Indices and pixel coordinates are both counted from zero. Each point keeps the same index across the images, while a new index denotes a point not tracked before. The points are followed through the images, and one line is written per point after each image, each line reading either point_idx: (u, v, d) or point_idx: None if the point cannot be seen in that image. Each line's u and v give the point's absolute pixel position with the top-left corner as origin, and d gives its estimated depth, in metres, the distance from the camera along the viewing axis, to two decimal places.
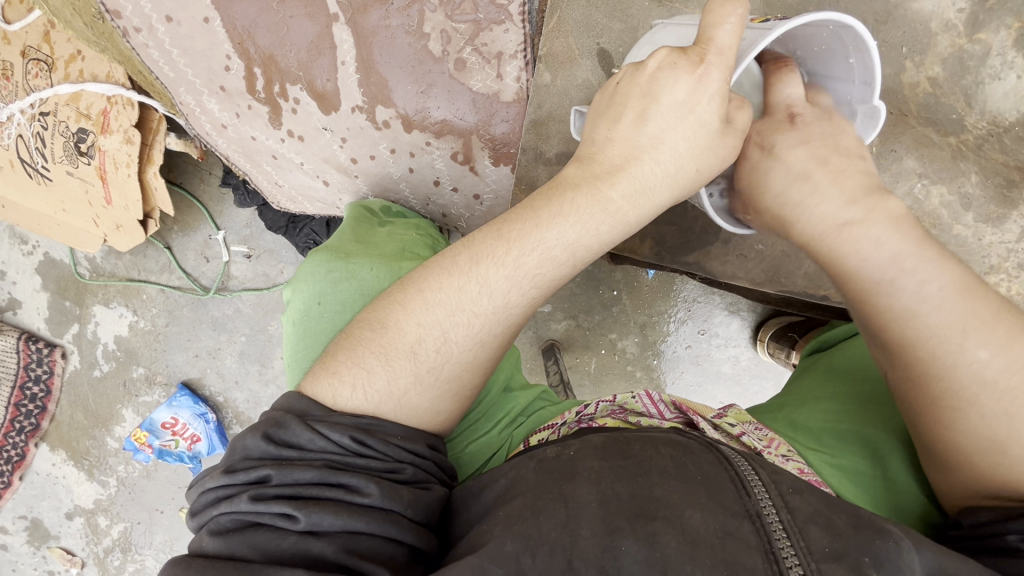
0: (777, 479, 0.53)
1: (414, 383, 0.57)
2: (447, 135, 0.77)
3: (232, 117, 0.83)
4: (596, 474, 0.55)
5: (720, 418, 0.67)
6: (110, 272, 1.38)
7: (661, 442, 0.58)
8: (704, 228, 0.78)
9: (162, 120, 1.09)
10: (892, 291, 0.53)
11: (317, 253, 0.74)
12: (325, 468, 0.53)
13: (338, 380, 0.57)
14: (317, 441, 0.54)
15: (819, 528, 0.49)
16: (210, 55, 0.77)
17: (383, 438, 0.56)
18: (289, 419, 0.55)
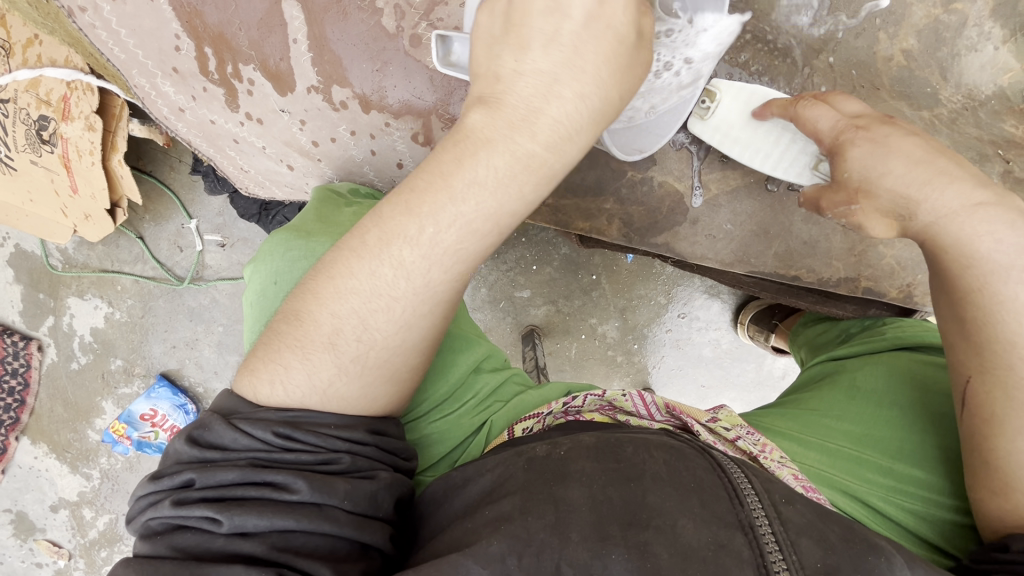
0: (770, 487, 0.53)
1: (353, 377, 0.56)
2: (406, 116, 0.75)
3: (188, 100, 0.80)
4: (588, 477, 0.54)
5: (713, 421, 0.64)
6: (82, 264, 1.36)
7: (653, 445, 0.57)
8: (672, 209, 0.76)
9: (125, 106, 1.06)
10: (998, 285, 0.55)
11: (278, 234, 0.72)
12: (250, 466, 0.53)
13: (286, 369, 0.56)
14: (241, 440, 0.54)
15: (811, 541, 0.48)
16: (159, 34, 0.74)
17: (311, 429, 0.55)
18: (212, 420, 0.55)
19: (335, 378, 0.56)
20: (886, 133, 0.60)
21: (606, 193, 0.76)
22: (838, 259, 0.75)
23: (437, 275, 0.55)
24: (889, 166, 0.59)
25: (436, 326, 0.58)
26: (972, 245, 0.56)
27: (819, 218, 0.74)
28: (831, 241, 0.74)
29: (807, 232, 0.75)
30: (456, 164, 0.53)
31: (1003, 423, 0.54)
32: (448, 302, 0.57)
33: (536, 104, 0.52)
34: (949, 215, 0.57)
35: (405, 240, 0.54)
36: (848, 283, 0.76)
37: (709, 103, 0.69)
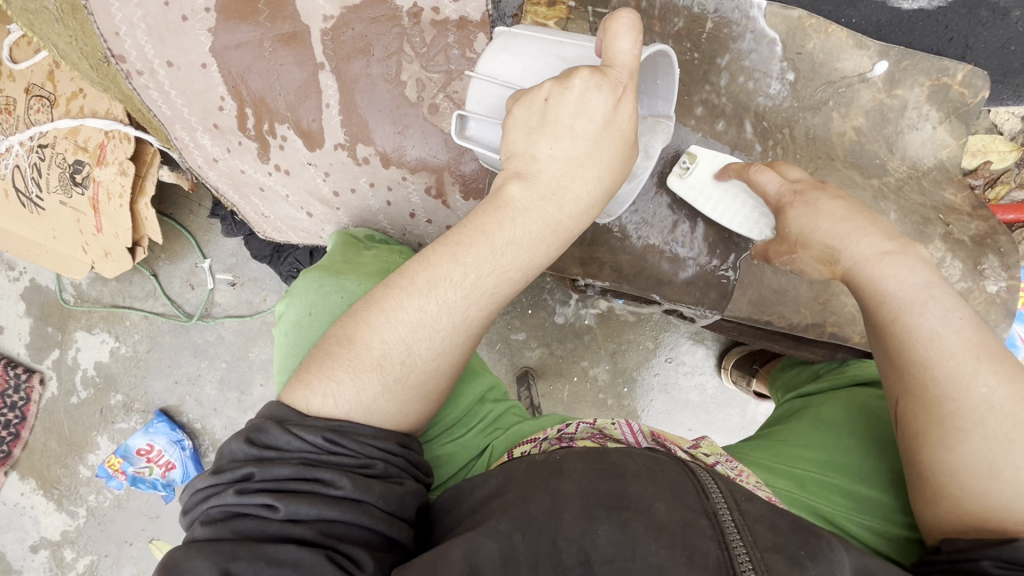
0: (733, 487, 0.59)
1: (382, 392, 0.61)
2: (421, 171, 0.84)
3: (223, 152, 0.89)
4: (578, 472, 0.60)
5: (695, 447, 0.71)
6: (94, 299, 1.41)
7: (636, 453, 0.62)
8: (657, 258, 0.84)
9: (157, 153, 1.15)
10: (908, 320, 0.63)
11: (314, 267, 0.80)
12: (302, 464, 0.57)
13: (338, 383, 0.61)
14: (294, 441, 0.58)
15: (765, 527, 0.54)
16: (206, 96, 0.84)
17: (354, 437, 0.60)
18: (268, 423, 0.60)
19: (373, 400, 0.61)
20: (816, 197, 0.72)
21: (599, 243, 0.84)
22: (806, 306, 0.83)
23: (459, 302, 0.62)
24: (818, 221, 0.70)
25: (461, 360, 0.66)
26: (893, 294, 0.64)
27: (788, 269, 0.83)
28: (799, 290, 0.83)
29: (776, 281, 0.83)
30: (494, 220, 0.62)
31: (930, 440, 0.61)
32: (475, 333, 0.64)
33: (562, 180, 0.63)
34: (864, 261, 0.67)
35: (435, 277, 0.62)
36: (815, 328, 0.84)
37: (685, 168, 0.80)
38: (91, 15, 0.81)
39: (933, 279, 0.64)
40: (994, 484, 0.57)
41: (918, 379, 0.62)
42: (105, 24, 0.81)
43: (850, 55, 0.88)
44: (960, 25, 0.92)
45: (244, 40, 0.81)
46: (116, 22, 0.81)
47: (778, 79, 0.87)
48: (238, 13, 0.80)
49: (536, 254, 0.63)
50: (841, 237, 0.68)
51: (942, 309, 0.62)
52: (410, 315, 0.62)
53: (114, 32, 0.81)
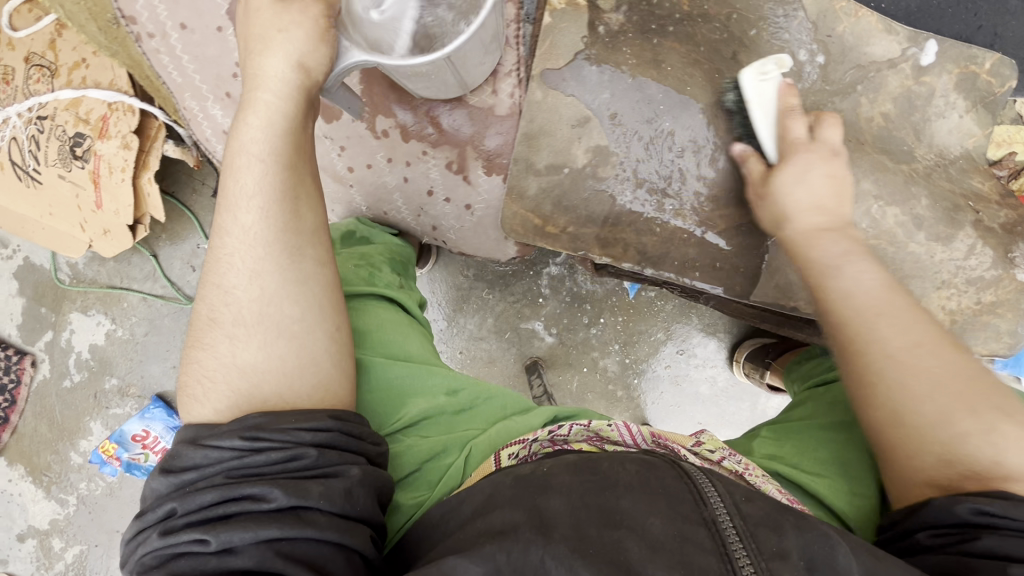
0: (731, 489, 0.57)
1: (232, 342, 0.63)
2: (443, 146, 0.82)
3: (234, 124, 0.85)
4: (567, 487, 0.58)
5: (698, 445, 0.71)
6: (91, 280, 1.36)
7: (628, 459, 0.61)
8: (683, 241, 0.82)
9: (162, 127, 1.12)
10: (827, 282, 0.68)
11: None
12: (223, 482, 0.56)
13: (198, 362, 0.63)
14: (211, 455, 0.58)
15: (769, 530, 0.52)
16: (220, 61, 0.82)
17: (275, 428, 0.58)
18: (184, 448, 0.59)
19: (241, 347, 0.62)
20: (803, 161, 0.73)
21: (624, 224, 0.82)
22: None
23: (262, 228, 0.64)
24: (796, 191, 0.73)
25: (295, 273, 0.65)
26: (818, 261, 0.69)
27: None
28: None
29: None
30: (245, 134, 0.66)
31: None
32: (282, 240, 0.65)
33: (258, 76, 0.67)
34: (805, 233, 0.72)
35: (242, 216, 0.64)
36: None
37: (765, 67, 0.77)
38: None
39: (853, 247, 0.69)
40: (906, 431, 0.60)
41: (843, 338, 0.65)
42: None
43: (879, 40, 0.87)
44: (989, 13, 0.91)
45: None
46: None
47: (808, 62, 0.86)
48: None
49: (276, 115, 0.66)
50: (798, 211, 0.72)
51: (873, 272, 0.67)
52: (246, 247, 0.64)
53: None
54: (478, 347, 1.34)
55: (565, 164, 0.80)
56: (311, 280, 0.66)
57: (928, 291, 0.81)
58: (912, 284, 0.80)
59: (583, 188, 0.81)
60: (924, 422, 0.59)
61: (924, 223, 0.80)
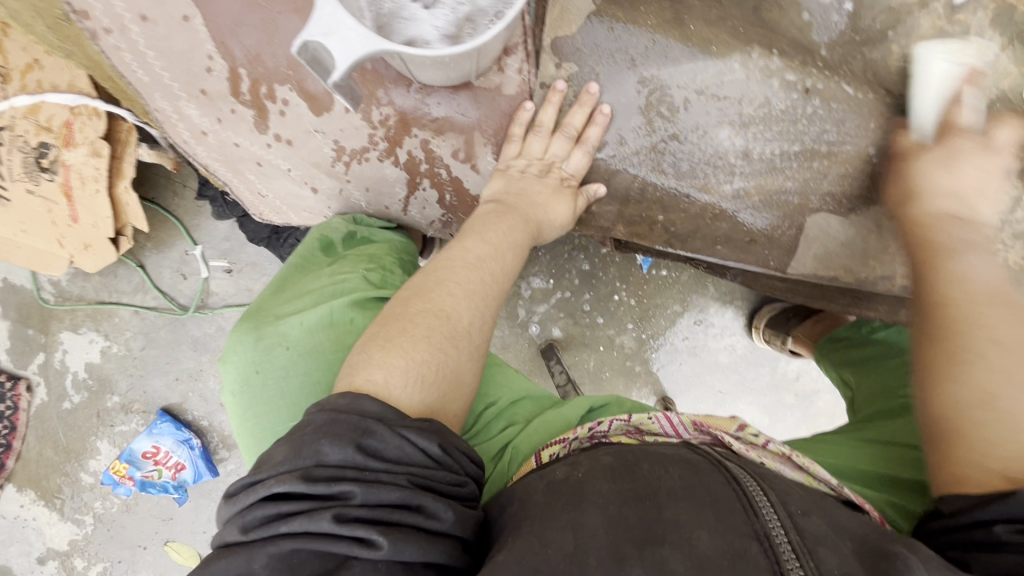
0: (786, 500, 0.52)
1: (408, 370, 0.55)
2: (449, 133, 0.74)
3: (212, 122, 0.78)
4: (604, 497, 0.54)
5: (741, 429, 0.70)
6: (77, 297, 1.29)
7: (669, 462, 0.57)
8: (713, 217, 0.77)
9: (133, 130, 1.03)
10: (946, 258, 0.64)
11: (300, 298, 0.74)
12: (410, 485, 0.48)
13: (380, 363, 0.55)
14: (404, 447, 0.49)
15: (829, 550, 0.48)
16: (190, 55, 0.73)
17: (455, 445, 0.53)
18: (368, 426, 0.49)
19: (406, 383, 0.54)
20: (959, 146, 0.67)
21: (649, 203, 0.77)
22: (874, 259, 0.77)
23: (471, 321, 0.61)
24: (956, 176, 0.67)
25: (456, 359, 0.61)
26: (943, 234, 0.66)
27: (854, 221, 0.76)
28: (867, 241, 0.76)
29: (842, 233, 0.76)
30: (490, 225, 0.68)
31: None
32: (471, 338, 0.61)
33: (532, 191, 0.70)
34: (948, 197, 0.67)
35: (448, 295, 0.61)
36: (884, 282, 0.77)
37: None
38: None
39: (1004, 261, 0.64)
40: (990, 413, 0.53)
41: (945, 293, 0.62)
42: None
43: None
44: None
45: None
46: None
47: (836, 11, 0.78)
48: None
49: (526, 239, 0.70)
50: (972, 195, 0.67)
51: (995, 263, 0.63)
52: (468, 284, 0.62)
53: None
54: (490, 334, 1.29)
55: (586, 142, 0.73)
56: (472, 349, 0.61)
57: None
58: None
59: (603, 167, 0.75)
60: (1017, 409, 0.52)
61: None
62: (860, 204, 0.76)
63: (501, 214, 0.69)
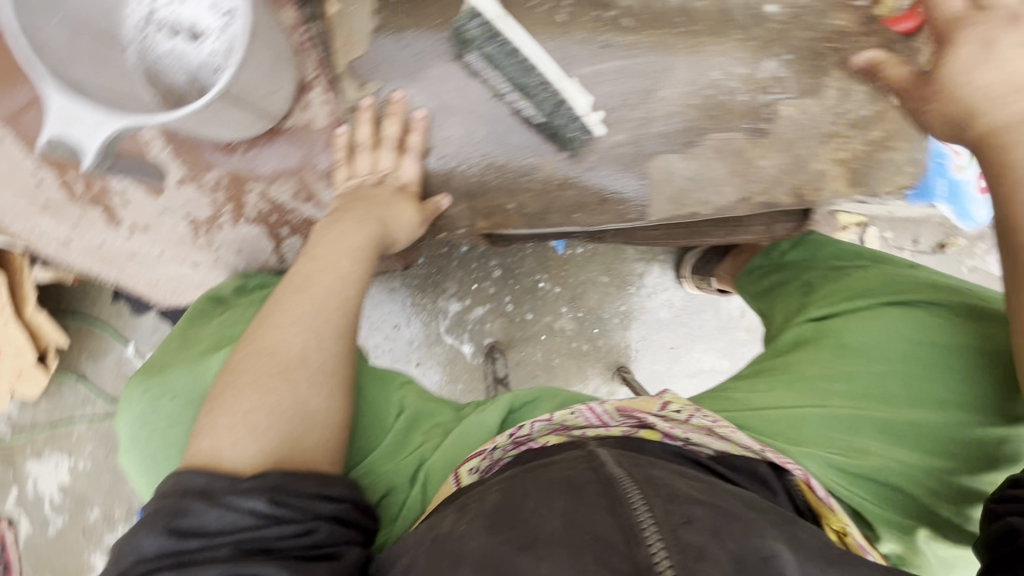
0: (670, 511, 0.50)
1: (252, 430, 0.59)
2: (282, 179, 0.75)
3: (70, 230, 0.80)
4: (483, 553, 0.50)
5: (665, 407, 0.72)
6: (32, 424, 1.32)
7: (554, 495, 0.54)
8: (561, 187, 0.77)
9: (22, 256, 1.05)
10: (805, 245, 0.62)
11: (191, 351, 0.78)
12: (234, 554, 0.52)
13: (224, 422, 0.59)
14: (225, 517, 0.53)
15: (709, 565, 0.45)
16: (18, 175, 0.78)
17: (294, 494, 0.57)
18: (188, 504, 0.53)
19: (243, 443, 0.58)
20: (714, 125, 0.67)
21: (494, 191, 0.77)
22: (726, 184, 0.77)
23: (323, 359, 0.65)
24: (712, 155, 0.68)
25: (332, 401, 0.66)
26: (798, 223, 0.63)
27: (694, 153, 0.76)
28: (713, 169, 0.77)
29: (687, 168, 0.77)
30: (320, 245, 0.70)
31: None
32: (336, 375, 0.66)
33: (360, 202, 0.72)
34: None
35: (290, 346, 0.65)
36: (742, 203, 0.78)
37: None
38: None
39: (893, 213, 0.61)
40: None
41: None
42: None
43: None
44: None
45: (32, 100, 0.75)
46: None
47: None
48: (10, 76, 0.75)
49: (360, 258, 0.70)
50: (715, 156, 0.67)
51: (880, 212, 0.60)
52: (303, 323, 0.66)
53: None
54: (433, 353, 1.29)
55: (411, 150, 0.73)
56: (331, 372, 0.66)
57: (817, 149, 0.76)
58: (799, 149, 0.76)
59: (436, 170, 0.75)
60: None
61: (789, 82, 0.75)
62: (696, 135, 0.76)
63: (338, 226, 0.71)
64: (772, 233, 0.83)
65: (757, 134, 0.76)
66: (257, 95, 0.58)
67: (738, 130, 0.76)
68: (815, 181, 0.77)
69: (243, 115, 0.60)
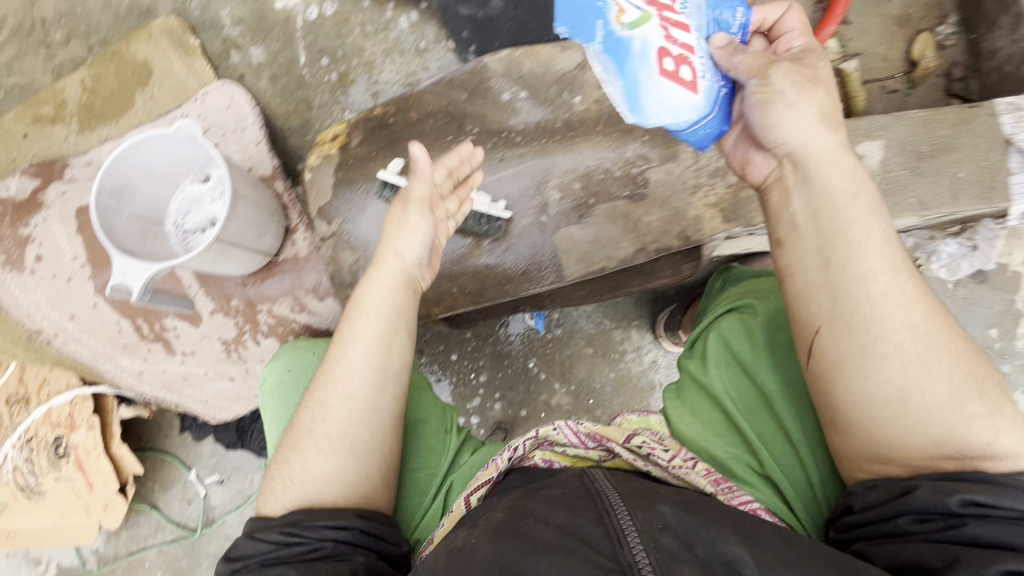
0: (649, 518, 0.66)
1: (323, 484, 0.78)
2: (283, 298, 1.01)
3: (141, 363, 1.07)
4: (488, 557, 0.64)
5: (629, 438, 0.84)
6: (113, 556, 1.48)
7: (547, 516, 0.67)
8: (490, 267, 0.97)
9: (113, 399, 1.32)
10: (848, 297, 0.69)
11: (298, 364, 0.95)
12: (259, 566, 0.72)
13: (289, 469, 0.79)
14: (258, 545, 0.74)
15: (677, 561, 0.61)
16: (106, 327, 1.05)
17: (308, 526, 0.75)
18: (239, 539, 0.76)
19: (313, 469, 0.79)
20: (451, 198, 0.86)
21: (439, 280, 0.99)
22: (622, 240, 0.94)
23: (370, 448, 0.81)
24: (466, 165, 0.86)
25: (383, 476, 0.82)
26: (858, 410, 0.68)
27: (590, 221, 0.95)
28: (608, 231, 0.94)
29: (587, 234, 0.95)
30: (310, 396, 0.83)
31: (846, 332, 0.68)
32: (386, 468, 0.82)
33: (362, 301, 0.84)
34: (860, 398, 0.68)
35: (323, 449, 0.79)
36: (640, 252, 0.93)
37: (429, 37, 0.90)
38: (7, 312, 1.05)
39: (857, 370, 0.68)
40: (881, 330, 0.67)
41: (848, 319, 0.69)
42: (18, 313, 1.05)
43: None
44: None
45: None
46: (27, 307, 1.05)
47: (517, 99, 1.00)
48: (104, 258, 1.05)
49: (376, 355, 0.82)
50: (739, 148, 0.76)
51: (873, 387, 0.67)
52: (342, 431, 0.80)
53: (27, 314, 1.05)
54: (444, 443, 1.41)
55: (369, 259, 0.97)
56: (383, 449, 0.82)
57: (690, 199, 0.93)
58: (676, 202, 0.93)
59: None
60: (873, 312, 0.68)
61: (652, 155, 0.95)
62: (587, 208, 0.95)
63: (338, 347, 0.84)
64: (680, 272, 0.96)
65: (638, 199, 0.94)
66: (243, 224, 0.84)
67: (621, 198, 0.95)
68: (699, 225, 0.92)
69: (237, 241, 0.84)
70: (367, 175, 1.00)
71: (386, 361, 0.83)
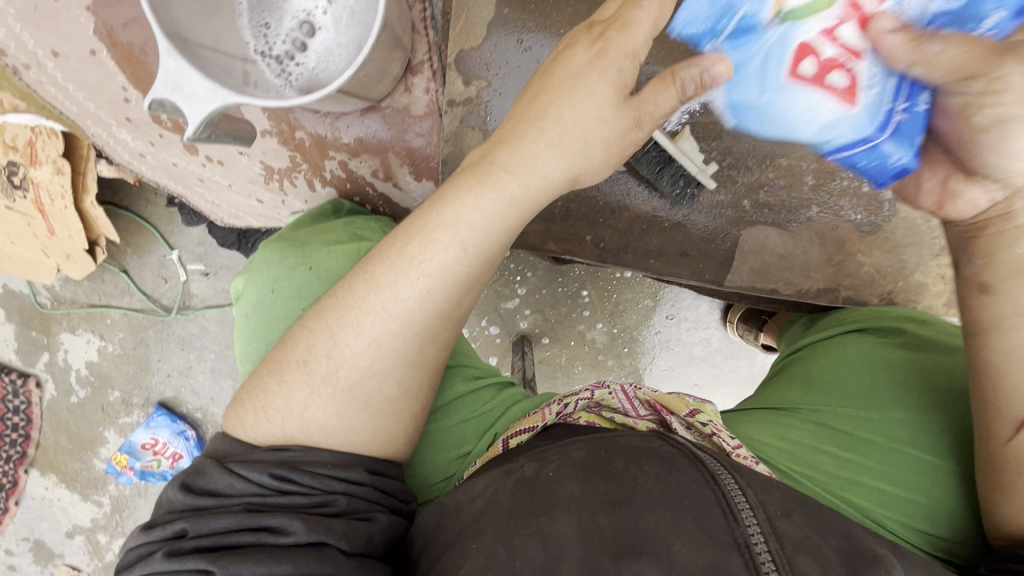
0: (765, 500, 0.47)
1: (326, 416, 0.56)
2: (365, 154, 0.73)
3: (146, 146, 0.79)
4: (578, 503, 0.48)
5: (692, 414, 0.60)
6: (70, 300, 1.37)
7: (645, 458, 0.51)
8: (643, 230, 0.75)
9: (91, 147, 1.04)
10: None
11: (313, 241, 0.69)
12: (243, 512, 0.51)
13: (267, 396, 0.56)
14: (235, 483, 0.53)
15: (809, 558, 0.43)
16: (105, 88, 0.74)
17: (306, 470, 0.54)
18: (205, 465, 0.54)
19: (315, 408, 0.55)
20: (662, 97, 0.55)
21: (576, 219, 0.75)
22: (816, 270, 0.74)
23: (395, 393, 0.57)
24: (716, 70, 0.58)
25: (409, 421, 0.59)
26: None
27: (793, 231, 0.73)
28: (807, 252, 0.74)
29: (781, 245, 0.74)
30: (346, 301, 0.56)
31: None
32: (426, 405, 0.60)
33: (454, 216, 0.54)
34: None
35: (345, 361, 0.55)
36: (827, 293, 0.74)
37: None
38: None
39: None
40: None
41: None
42: None
43: None
44: None
45: (133, 16, 0.70)
46: None
47: None
48: None
49: (455, 275, 0.55)
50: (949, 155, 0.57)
51: None
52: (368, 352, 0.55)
53: None
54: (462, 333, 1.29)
55: None
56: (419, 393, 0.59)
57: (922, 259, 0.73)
58: (907, 255, 0.73)
59: None
60: None
61: None
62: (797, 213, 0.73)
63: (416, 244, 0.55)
64: None
65: (864, 229, 0.73)
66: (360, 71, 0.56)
67: (844, 220, 0.73)
68: (909, 293, 0.75)
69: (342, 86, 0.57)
70: (542, 33, 0.67)
71: (465, 288, 0.56)
